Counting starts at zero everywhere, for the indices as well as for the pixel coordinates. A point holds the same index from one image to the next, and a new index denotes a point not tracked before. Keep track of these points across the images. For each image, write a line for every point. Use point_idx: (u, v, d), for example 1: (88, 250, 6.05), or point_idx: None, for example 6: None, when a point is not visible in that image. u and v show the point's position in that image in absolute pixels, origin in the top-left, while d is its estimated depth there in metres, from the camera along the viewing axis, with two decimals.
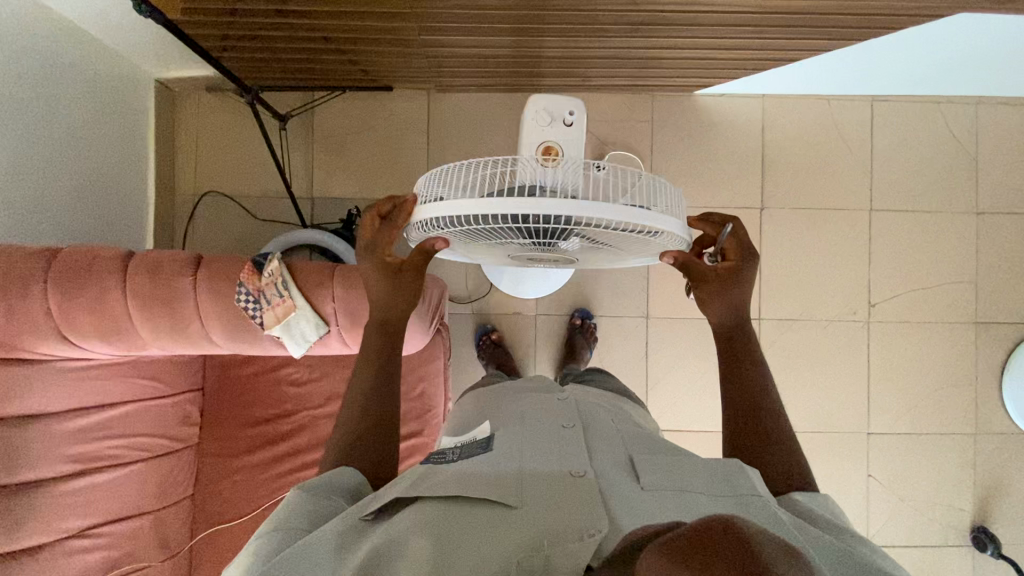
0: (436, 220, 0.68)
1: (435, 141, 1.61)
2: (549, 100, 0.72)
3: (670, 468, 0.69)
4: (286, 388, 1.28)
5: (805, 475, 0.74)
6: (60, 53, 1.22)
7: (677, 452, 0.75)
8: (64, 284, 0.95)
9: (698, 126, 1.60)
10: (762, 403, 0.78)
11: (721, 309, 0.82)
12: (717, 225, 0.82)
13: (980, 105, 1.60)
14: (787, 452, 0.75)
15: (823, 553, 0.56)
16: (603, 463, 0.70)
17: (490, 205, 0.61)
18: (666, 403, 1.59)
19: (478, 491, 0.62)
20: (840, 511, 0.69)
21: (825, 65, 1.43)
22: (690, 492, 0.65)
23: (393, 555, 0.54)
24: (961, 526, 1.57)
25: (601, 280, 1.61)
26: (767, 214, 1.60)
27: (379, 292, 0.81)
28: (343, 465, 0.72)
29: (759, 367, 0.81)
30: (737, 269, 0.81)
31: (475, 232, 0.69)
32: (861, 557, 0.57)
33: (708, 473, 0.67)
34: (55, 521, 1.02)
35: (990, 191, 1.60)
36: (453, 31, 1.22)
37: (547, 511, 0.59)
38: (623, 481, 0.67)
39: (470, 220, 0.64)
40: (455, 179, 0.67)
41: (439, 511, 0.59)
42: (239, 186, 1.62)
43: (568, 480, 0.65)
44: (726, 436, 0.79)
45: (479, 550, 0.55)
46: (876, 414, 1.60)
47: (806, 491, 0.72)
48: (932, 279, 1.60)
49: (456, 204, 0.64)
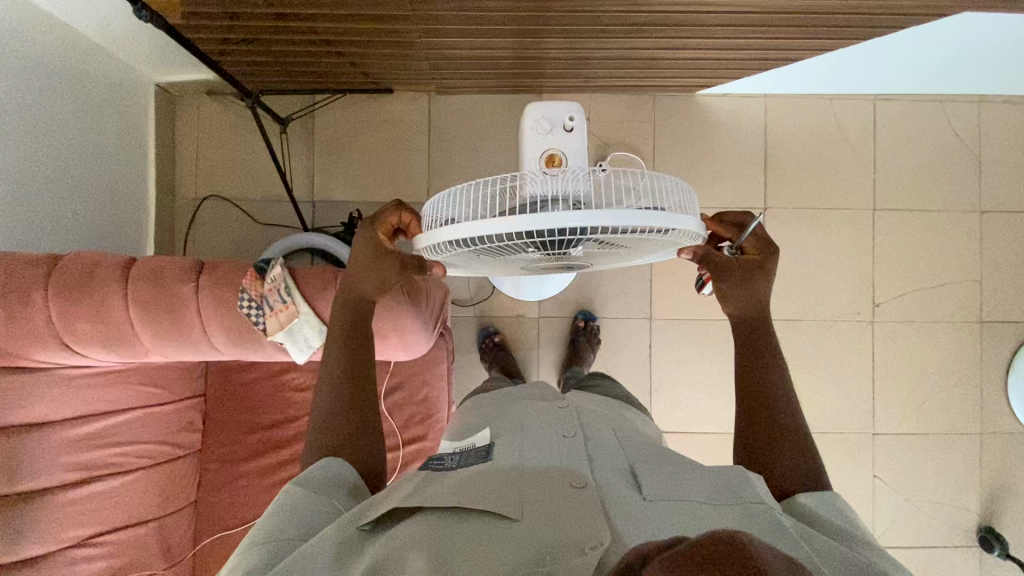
0: (443, 245, 0.67)
1: (436, 144, 1.60)
2: (547, 108, 0.71)
3: (673, 477, 0.69)
4: (289, 393, 1.28)
5: (818, 476, 0.73)
6: (59, 58, 1.21)
7: (680, 460, 0.74)
8: (66, 292, 0.95)
9: (701, 126, 1.60)
10: (773, 401, 0.78)
11: (739, 303, 0.83)
12: (734, 223, 0.82)
13: (983, 104, 1.59)
14: (800, 453, 0.74)
15: (826, 559, 0.56)
16: (604, 474, 0.69)
17: (498, 222, 0.60)
18: (671, 405, 1.59)
19: (478, 503, 0.61)
20: (852, 513, 0.67)
21: (827, 65, 1.42)
22: (694, 500, 0.64)
23: (392, 566, 0.53)
24: (968, 526, 1.56)
25: (603, 282, 1.60)
26: (771, 214, 1.60)
27: (358, 263, 0.80)
28: (331, 456, 0.72)
29: (776, 366, 0.80)
30: (758, 263, 0.81)
31: (486, 249, 0.68)
32: (865, 562, 0.56)
33: (710, 481, 0.66)
34: (57, 530, 1.01)
35: (994, 189, 1.60)
36: (453, 34, 1.21)
37: (547, 523, 0.59)
38: (626, 492, 0.66)
39: (480, 238, 0.63)
40: (460, 198, 0.66)
41: (437, 525, 0.59)
42: (240, 190, 1.61)
43: (569, 491, 0.64)
44: (738, 436, 0.79)
45: (478, 562, 0.54)
46: (881, 414, 1.59)
47: (819, 492, 0.70)
48: (936, 279, 1.59)
49: (465, 225, 0.62)
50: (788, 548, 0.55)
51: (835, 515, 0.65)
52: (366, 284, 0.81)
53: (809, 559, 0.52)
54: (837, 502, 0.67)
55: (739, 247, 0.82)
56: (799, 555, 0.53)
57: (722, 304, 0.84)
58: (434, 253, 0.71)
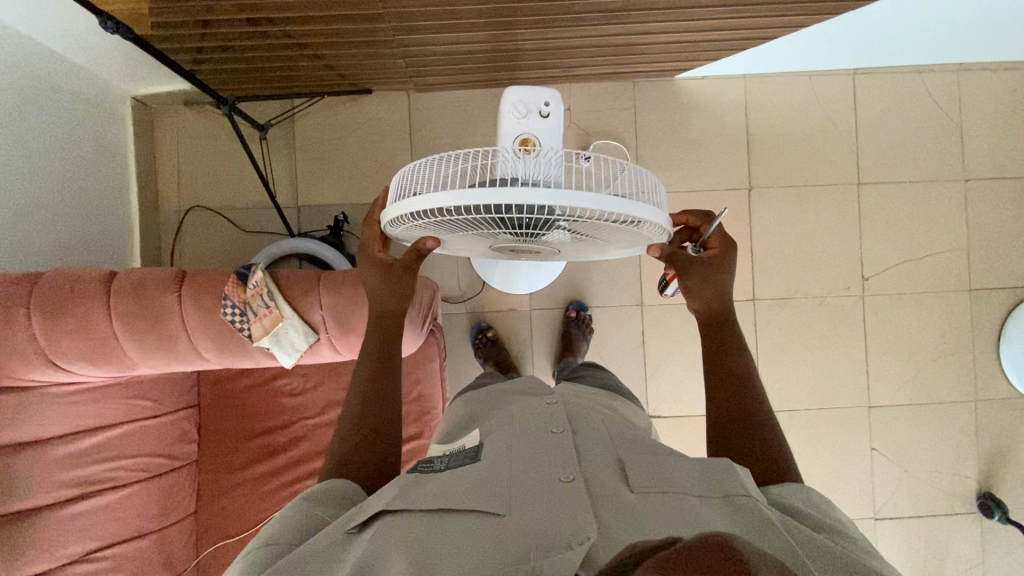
0: (409, 216, 0.66)
1: (418, 142, 1.60)
2: (523, 92, 0.68)
3: (660, 469, 0.69)
4: (282, 399, 1.28)
5: (785, 460, 0.73)
6: (32, 75, 1.21)
7: (667, 452, 0.74)
8: (48, 309, 0.95)
9: (682, 110, 1.60)
10: (741, 389, 0.79)
11: (704, 299, 0.84)
12: (699, 217, 0.84)
13: (962, 72, 1.59)
14: (764, 437, 0.75)
15: (812, 551, 0.56)
16: (592, 467, 0.69)
17: (468, 196, 0.59)
18: (666, 389, 1.59)
19: (466, 504, 0.61)
20: (828, 504, 0.67)
21: (804, 44, 1.42)
22: (680, 492, 0.64)
23: (377, 566, 0.53)
24: (967, 493, 1.58)
25: (593, 271, 1.61)
26: (756, 194, 1.60)
27: (373, 288, 0.85)
28: (333, 476, 0.71)
29: (739, 351, 0.82)
30: (721, 259, 0.83)
31: (453, 222, 0.67)
32: (850, 555, 0.55)
33: (698, 473, 0.67)
34: (58, 547, 1.01)
35: (977, 157, 1.60)
36: (426, 30, 1.20)
37: (534, 519, 0.59)
38: (613, 484, 0.66)
39: (446, 211, 0.62)
40: (429, 171, 0.64)
41: (423, 529, 0.58)
42: (224, 199, 1.61)
43: (556, 487, 0.64)
44: (710, 416, 0.79)
45: (465, 558, 0.54)
46: (876, 386, 1.60)
47: (789, 482, 0.70)
48: (923, 251, 1.59)
49: (429, 196, 0.61)
50: (771, 545, 0.55)
51: (811, 507, 0.65)
52: (389, 301, 0.85)
53: (792, 556, 0.52)
54: (813, 495, 0.67)
55: (703, 243, 0.84)
56: (783, 551, 0.53)
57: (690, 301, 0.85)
58: (400, 223, 0.70)
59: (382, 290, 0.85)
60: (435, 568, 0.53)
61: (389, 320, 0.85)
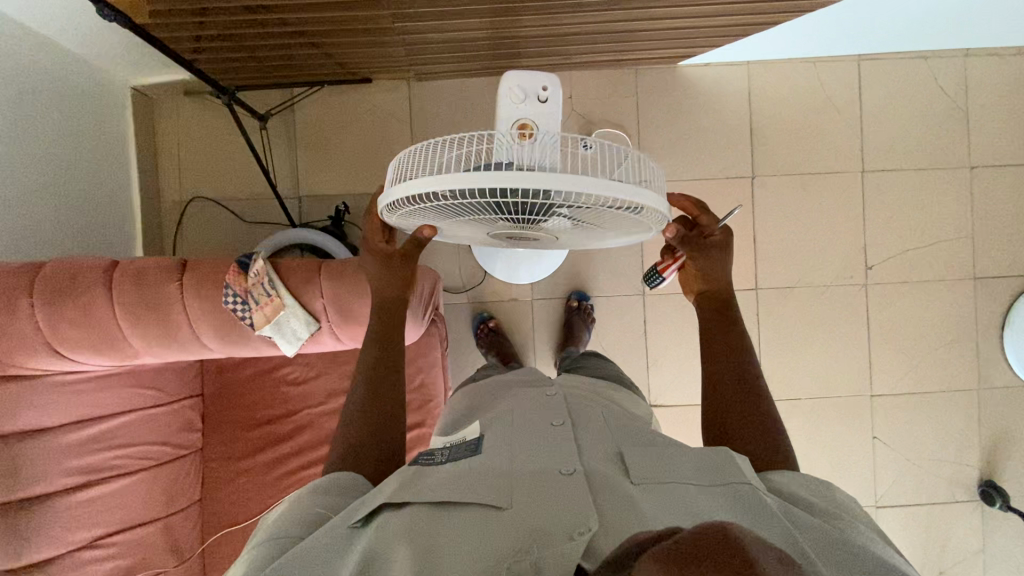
0: (406, 200, 0.66)
1: (418, 131, 1.59)
2: (521, 76, 0.67)
3: (659, 460, 0.69)
4: (285, 388, 1.28)
5: (779, 448, 0.73)
6: (31, 64, 1.20)
7: (667, 442, 0.74)
8: (51, 298, 0.95)
9: (685, 98, 1.58)
10: (742, 377, 0.79)
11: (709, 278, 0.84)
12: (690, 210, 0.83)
13: (969, 57, 1.57)
14: (760, 423, 0.75)
15: (812, 536, 0.56)
16: (593, 459, 0.69)
17: (463, 178, 0.59)
18: (667, 379, 1.59)
19: (468, 495, 0.61)
20: (829, 490, 0.67)
21: (808, 30, 1.40)
22: (680, 482, 0.65)
23: (380, 561, 0.54)
24: (969, 482, 1.58)
25: (595, 261, 1.60)
26: (758, 182, 1.59)
27: (374, 277, 0.86)
28: (337, 471, 0.72)
29: (739, 339, 0.82)
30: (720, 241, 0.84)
31: (451, 208, 0.67)
32: (850, 538, 0.55)
33: (699, 462, 0.67)
34: (65, 534, 1.03)
35: (983, 143, 1.58)
36: (427, 16, 1.19)
37: (535, 512, 0.59)
38: (614, 476, 0.66)
39: (443, 195, 0.62)
40: (425, 156, 0.64)
41: (425, 522, 0.58)
42: (226, 189, 1.61)
43: (557, 480, 0.64)
44: (706, 403, 0.80)
45: (466, 553, 0.54)
46: (879, 374, 1.59)
47: (783, 469, 0.70)
48: (926, 239, 1.58)
49: (425, 179, 0.61)
50: (771, 531, 0.55)
51: (811, 492, 0.65)
52: (390, 291, 0.86)
53: (792, 540, 0.52)
54: (811, 481, 0.67)
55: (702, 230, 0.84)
56: (783, 537, 0.53)
57: (684, 293, 0.91)
58: (396, 209, 0.70)
59: (384, 282, 0.86)
60: (439, 564, 0.53)
61: (390, 309, 0.85)
